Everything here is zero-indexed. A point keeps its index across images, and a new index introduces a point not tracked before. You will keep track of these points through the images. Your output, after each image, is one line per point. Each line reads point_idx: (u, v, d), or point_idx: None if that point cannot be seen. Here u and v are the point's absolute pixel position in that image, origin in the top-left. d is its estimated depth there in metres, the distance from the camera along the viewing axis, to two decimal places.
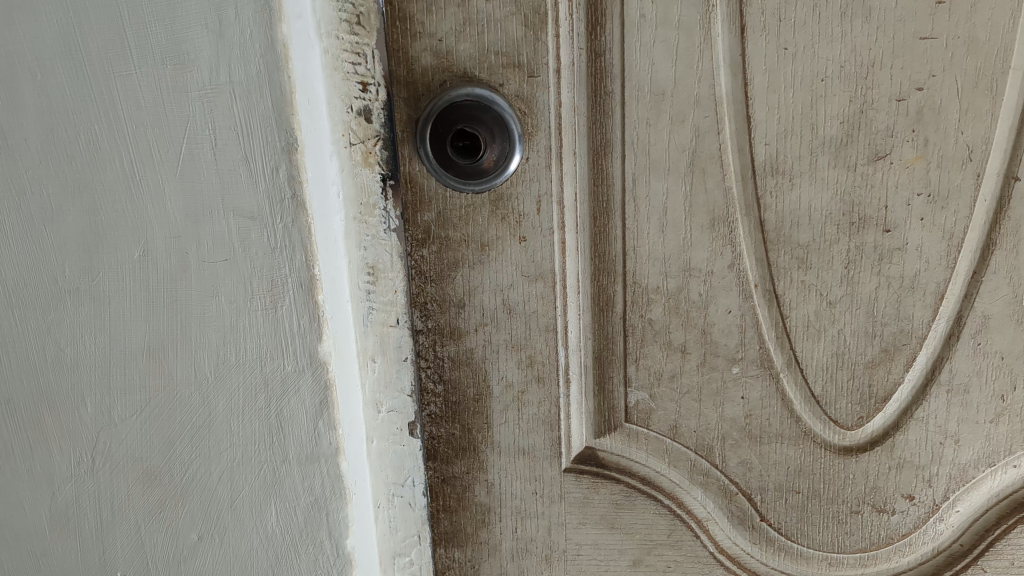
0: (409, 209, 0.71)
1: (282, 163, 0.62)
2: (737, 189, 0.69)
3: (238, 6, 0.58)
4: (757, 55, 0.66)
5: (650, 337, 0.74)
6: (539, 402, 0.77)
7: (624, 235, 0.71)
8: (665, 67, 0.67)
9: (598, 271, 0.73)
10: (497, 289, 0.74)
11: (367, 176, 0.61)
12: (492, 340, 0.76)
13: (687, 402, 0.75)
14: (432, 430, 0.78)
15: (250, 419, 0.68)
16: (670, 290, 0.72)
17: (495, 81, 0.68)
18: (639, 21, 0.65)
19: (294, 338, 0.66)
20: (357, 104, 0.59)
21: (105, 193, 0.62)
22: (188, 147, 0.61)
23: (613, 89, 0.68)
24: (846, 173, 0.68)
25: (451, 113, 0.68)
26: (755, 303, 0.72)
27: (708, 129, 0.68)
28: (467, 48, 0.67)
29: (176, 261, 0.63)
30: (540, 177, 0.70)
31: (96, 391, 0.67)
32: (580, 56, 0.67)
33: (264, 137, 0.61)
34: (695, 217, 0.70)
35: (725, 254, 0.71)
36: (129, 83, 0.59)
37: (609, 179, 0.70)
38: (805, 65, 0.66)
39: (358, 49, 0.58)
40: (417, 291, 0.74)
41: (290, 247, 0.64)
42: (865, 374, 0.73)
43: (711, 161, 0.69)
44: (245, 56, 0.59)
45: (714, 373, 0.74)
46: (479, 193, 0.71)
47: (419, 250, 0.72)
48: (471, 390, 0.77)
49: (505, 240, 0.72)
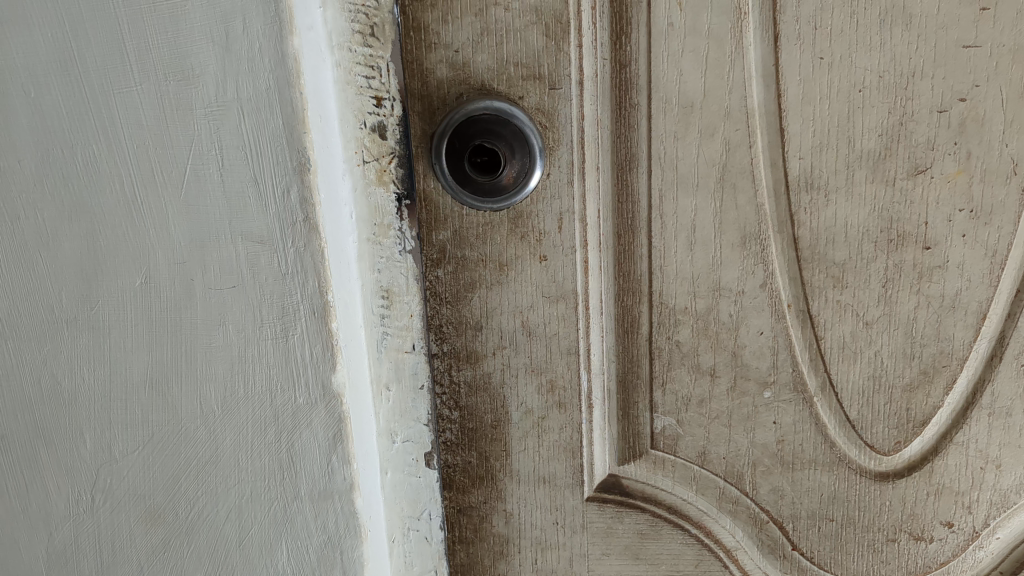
0: (424, 227, 0.68)
1: (293, 184, 0.58)
2: (770, 206, 0.66)
3: (246, 18, 0.54)
4: (792, 65, 0.63)
5: (677, 361, 0.70)
6: (560, 428, 0.74)
7: (650, 254, 0.68)
8: (694, 78, 0.63)
9: (622, 291, 0.69)
10: (516, 311, 0.71)
11: (381, 195, 0.59)
12: (510, 364, 0.72)
13: (716, 428, 0.72)
14: (448, 458, 0.75)
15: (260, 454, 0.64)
16: (699, 311, 0.69)
17: (514, 93, 0.64)
18: (667, 30, 0.62)
19: (306, 369, 0.63)
20: (371, 120, 0.57)
21: (105, 218, 0.58)
22: (193, 168, 0.57)
23: (639, 100, 0.64)
24: (884, 188, 0.65)
25: (469, 128, 0.64)
26: (789, 324, 0.69)
27: (739, 142, 0.65)
28: (486, 59, 0.63)
29: (180, 289, 0.60)
30: (561, 194, 0.67)
31: (96, 426, 0.63)
32: (604, 67, 0.63)
33: (273, 156, 0.57)
34: (726, 234, 0.67)
35: (757, 273, 0.68)
36: (129, 100, 0.55)
37: (635, 195, 0.67)
38: (842, 74, 0.63)
39: (371, 61, 0.56)
40: (431, 313, 0.71)
41: (302, 273, 0.60)
42: (902, 398, 0.70)
43: (742, 176, 0.66)
44: (253, 71, 0.55)
45: (745, 398, 0.71)
46: (496, 211, 0.67)
47: (434, 271, 0.69)
48: (489, 417, 0.74)
49: (524, 259, 0.69)
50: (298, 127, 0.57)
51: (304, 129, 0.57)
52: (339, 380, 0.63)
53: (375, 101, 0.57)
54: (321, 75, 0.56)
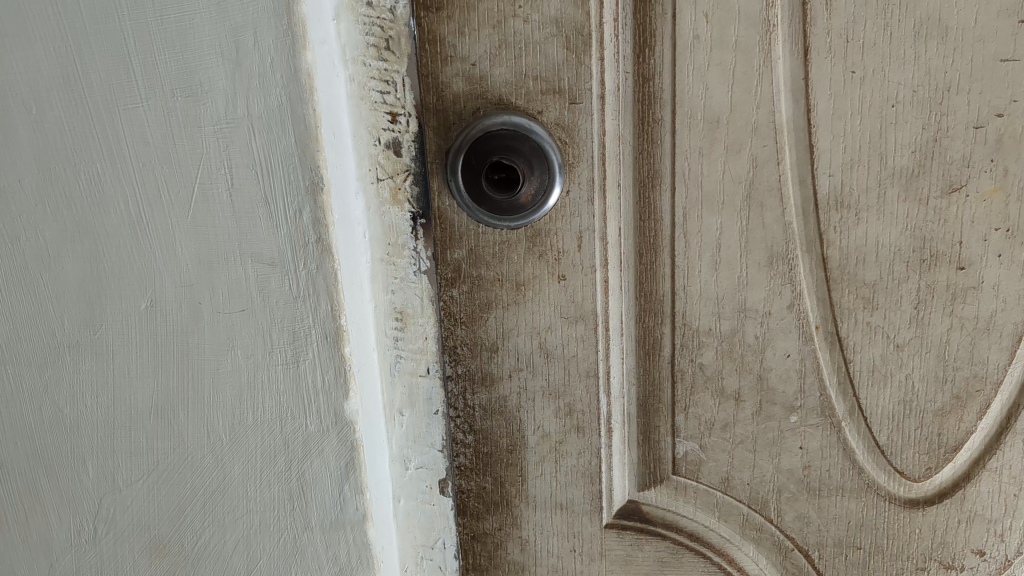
0: (438, 246, 0.65)
1: (305, 204, 0.55)
2: (798, 225, 0.64)
3: (258, 31, 0.52)
4: (822, 80, 0.60)
5: (700, 384, 0.68)
6: (578, 453, 0.71)
7: (673, 274, 0.66)
8: (721, 92, 0.61)
9: (644, 312, 0.67)
10: (534, 332, 0.68)
11: (395, 214, 0.57)
12: (527, 387, 0.70)
13: (740, 453, 0.69)
14: (461, 483, 0.73)
15: (269, 484, 0.61)
16: (724, 333, 0.67)
17: (533, 108, 0.62)
18: (692, 43, 0.60)
19: (319, 396, 0.60)
20: (386, 137, 0.55)
21: (109, 239, 0.56)
22: (200, 188, 0.55)
23: (663, 115, 0.62)
24: (917, 206, 0.63)
25: (487, 144, 0.62)
26: (817, 347, 0.66)
27: (767, 158, 0.62)
28: (503, 72, 0.61)
29: (187, 312, 0.57)
30: (581, 212, 0.64)
31: (99, 454, 0.61)
32: (626, 80, 0.61)
33: (285, 175, 0.55)
34: (752, 253, 0.64)
35: (784, 293, 0.65)
36: (135, 117, 0.53)
37: (658, 213, 0.64)
38: (874, 89, 0.60)
39: (387, 76, 0.54)
40: (446, 334, 0.68)
41: (314, 295, 0.58)
42: (934, 423, 0.68)
43: (770, 194, 0.63)
44: (264, 87, 0.53)
45: (770, 422, 0.68)
46: (514, 229, 0.65)
47: (449, 290, 0.67)
48: (504, 441, 0.71)
49: (542, 278, 0.66)
50: (311, 144, 0.54)
51: (317, 145, 0.54)
52: (353, 407, 0.61)
53: (389, 117, 0.54)
54: (337, 90, 0.54)
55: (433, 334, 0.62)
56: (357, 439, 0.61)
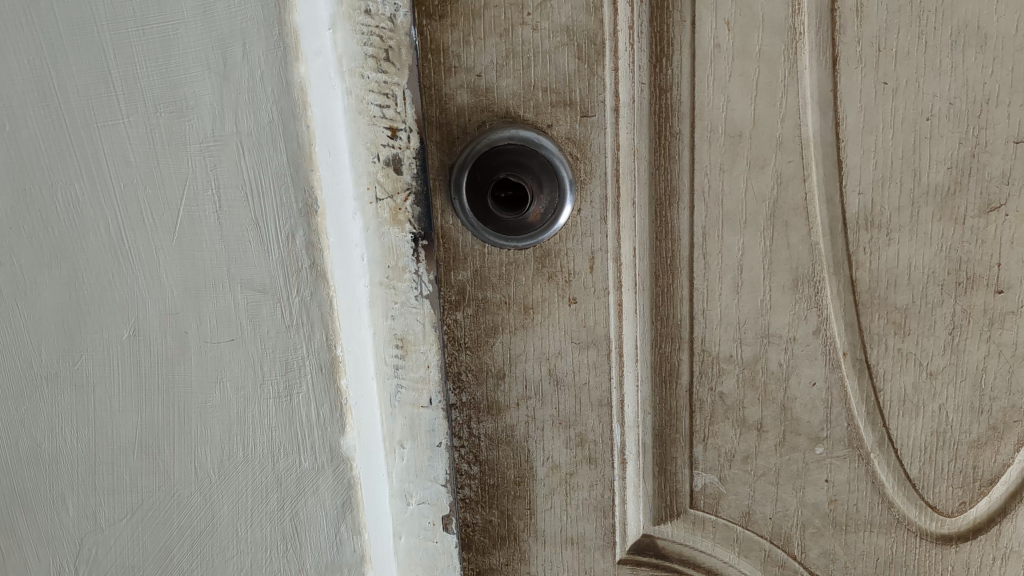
0: (441, 267, 0.62)
1: (299, 227, 0.52)
2: (825, 246, 0.59)
3: (247, 43, 0.49)
4: (852, 91, 0.57)
5: (720, 413, 0.64)
6: (590, 485, 0.68)
7: (691, 297, 0.62)
8: (743, 105, 0.57)
9: (660, 337, 0.63)
10: (542, 358, 0.64)
11: (396, 236, 0.51)
12: (535, 416, 0.66)
13: (762, 486, 0.66)
14: (466, 515, 0.69)
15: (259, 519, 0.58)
16: (745, 359, 0.63)
17: (542, 122, 0.58)
18: (712, 52, 0.56)
19: (313, 431, 0.57)
20: (385, 153, 0.49)
21: (89, 264, 0.52)
22: (186, 209, 0.51)
23: (681, 128, 0.58)
24: (953, 225, 0.59)
25: (492, 160, 0.58)
26: (844, 374, 0.62)
27: (792, 175, 0.58)
28: (511, 84, 0.57)
29: (173, 343, 0.54)
30: (593, 232, 0.61)
31: (79, 492, 0.57)
32: (642, 92, 0.57)
33: (276, 196, 0.51)
34: (776, 276, 0.60)
35: (810, 318, 0.61)
36: (116, 134, 0.49)
37: (675, 233, 0.60)
38: (907, 101, 0.57)
39: (386, 89, 0.48)
40: (449, 360, 0.64)
41: (308, 325, 0.55)
42: (969, 455, 0.64)
43: (795, 212, 0.59)
44: (254, 103, 0.50)
45: (794, 454, 0.64)
46: (522, 250, 0.61)
47: (452, 314, 0.63)
48: (512, 473, 0.68)
49: (552, 302, 0.63)
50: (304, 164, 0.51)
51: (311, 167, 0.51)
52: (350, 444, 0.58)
53: (390, 132, 0.49)
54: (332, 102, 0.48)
55: (436, 362, 0.55)
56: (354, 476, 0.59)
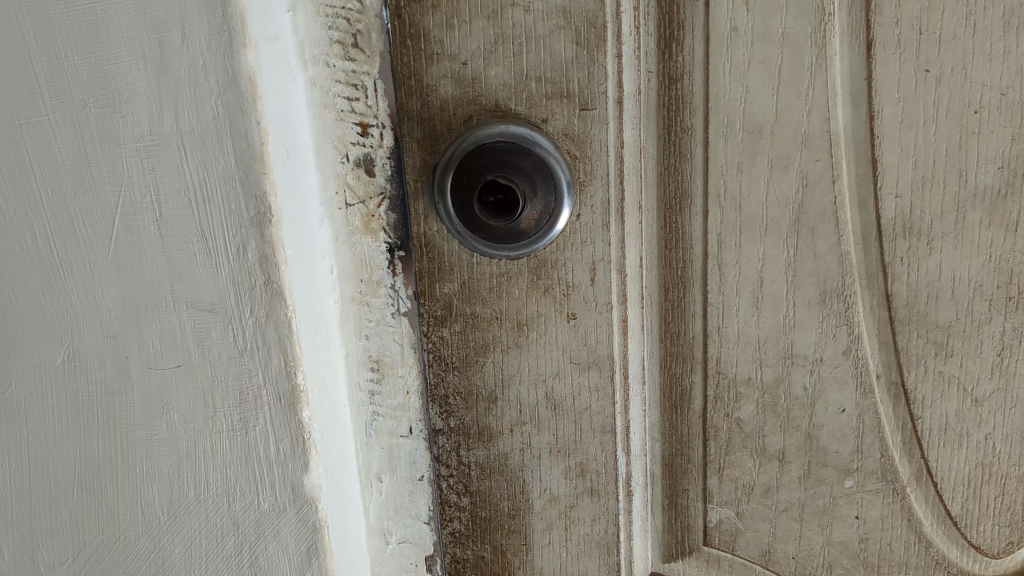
0: (425, 279, 0.55)
1: (251, 239, 0.45)
2: (856, 255, 0.53)
3: (186, 26, 0.42)
4: (889, 80, 0.49)
5: (737, 442, 0.58)
6: (592, 520, 0.61)
7: (705, 312, 0.55)
8: (765, 96, 0.50)
9: (669, 357, 0.57)
10: (538, 380, 0.58)
11: (369, 246, 0.49)
12: (531, 443, 0.59)
13: (785, 522, 0.59)
14: (455, 551, 0.63)
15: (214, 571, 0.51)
16: (766, 383, 0.56)
17: (537, 116, 0.51)
18: (730, 36, 0.49)
19: (272, 470, 0.49)
20: (355, 152, 0.47)
21: (14, 279, 0.45)
22: (122, 217, 0.44)
23: (694, 123, 0.51)
24: (1003, 234, 0.52)
25: (479, 159, 0.51)
26: (878, 400, 0.55)
27: (819, 176, 0.51)
28: (501, 73, 0.50)
29: (113, 369, 0.47)
30: (594, 240, 0.54)
31: (11, 536, 0.49)
32: (649, 81, 0.50)
33: (224, 202, 0.44)
34: (801, 289, 0.54)
35: (838, 337, 0.54)
36: (41, 131, 0.42)
37: (686, 240, 0.54)
38: (952, 91, 0.49)
39: (353, 80, 0.45)
40: (435, 380, 0.58)
41: (263, 348, 0.47)
42: (1018, 491, 0.58)
43: (822, 218, 0.52)
44: (197, 96, 0.43)
45: (821, 487, 0.57)
46: (514, 260, 0.54)
47: (438, 331, 0.56)
48: (505, 505, 0.61)
49: (548, 319, 0.56)
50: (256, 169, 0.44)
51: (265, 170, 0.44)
52: (314, 480, 0.50)
53: (359, 129, 0.47)
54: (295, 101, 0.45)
55: (416, 386, 0.53)
56: (321, 519, 0.51)
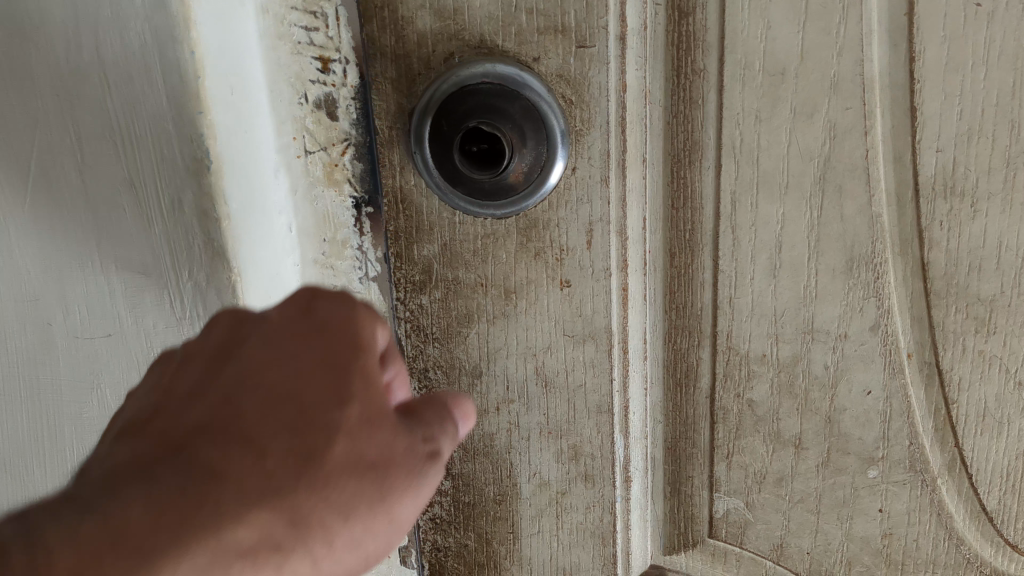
0: (399, 240, 0.50)
1: (187, 192, 0.41)
2: (889, 217, 0.45)
3: None
4: (932, 15, 0.41)
5: (748, 425, 0.52)
6: (586, 508, 0.55)
7: (716, 280, 0.49)
8: (789, 33, 0.43)
9: (675, 331, 0.51)
10: (528, 353, 0.52)
11: (331, 200, 0.51)
12: (520, 423, 0.54)
13: (799, 514, 0.53)
14: (435, 537, 0.59)
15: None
16: (782, 361, 0.50)
17: (526, 54, 0.45)
18: None
19: None
20: (314, 91, 0.48)
21: None
22: (39, 161, 0.42)
23: (706, 63, 0.45)
24: None
25: (459, 103, 0.45)
26: (908, 381, 0.49)
27: (850, 127, 0.44)
28: (486, 4, 0.44)
29: (36, 333, 0.47)
30: (591, 198, 0.47)
31: None
32: (654, 16, 0.45)
33: (153, 147, 0.40)
34: (826, 256, 0.47)
35: (866, 311, 0.48)
36: None
37: (696, 199, 0.48)
38: (1007, 27, 0.41)
39: (314, 9, 0.46)
40: (415, 351, 0.54)
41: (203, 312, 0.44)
42: None
43: (852, 175, 0.45)
44: (119, 22, 0.38)
45: (841, 476, 0.51)
46: (501, 219, 0.49)
47: (417, 297, 0.52)
48: (491, 489, 0.56)
49: (538, 285, 0.50)
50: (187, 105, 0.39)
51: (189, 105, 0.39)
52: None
53: (319, 65, 0.47)
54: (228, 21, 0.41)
55: None
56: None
